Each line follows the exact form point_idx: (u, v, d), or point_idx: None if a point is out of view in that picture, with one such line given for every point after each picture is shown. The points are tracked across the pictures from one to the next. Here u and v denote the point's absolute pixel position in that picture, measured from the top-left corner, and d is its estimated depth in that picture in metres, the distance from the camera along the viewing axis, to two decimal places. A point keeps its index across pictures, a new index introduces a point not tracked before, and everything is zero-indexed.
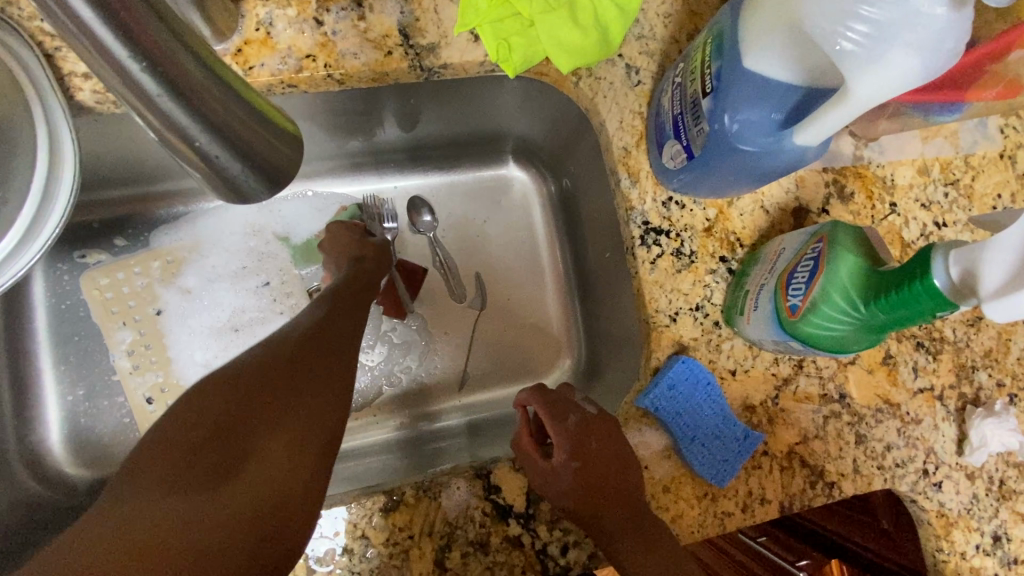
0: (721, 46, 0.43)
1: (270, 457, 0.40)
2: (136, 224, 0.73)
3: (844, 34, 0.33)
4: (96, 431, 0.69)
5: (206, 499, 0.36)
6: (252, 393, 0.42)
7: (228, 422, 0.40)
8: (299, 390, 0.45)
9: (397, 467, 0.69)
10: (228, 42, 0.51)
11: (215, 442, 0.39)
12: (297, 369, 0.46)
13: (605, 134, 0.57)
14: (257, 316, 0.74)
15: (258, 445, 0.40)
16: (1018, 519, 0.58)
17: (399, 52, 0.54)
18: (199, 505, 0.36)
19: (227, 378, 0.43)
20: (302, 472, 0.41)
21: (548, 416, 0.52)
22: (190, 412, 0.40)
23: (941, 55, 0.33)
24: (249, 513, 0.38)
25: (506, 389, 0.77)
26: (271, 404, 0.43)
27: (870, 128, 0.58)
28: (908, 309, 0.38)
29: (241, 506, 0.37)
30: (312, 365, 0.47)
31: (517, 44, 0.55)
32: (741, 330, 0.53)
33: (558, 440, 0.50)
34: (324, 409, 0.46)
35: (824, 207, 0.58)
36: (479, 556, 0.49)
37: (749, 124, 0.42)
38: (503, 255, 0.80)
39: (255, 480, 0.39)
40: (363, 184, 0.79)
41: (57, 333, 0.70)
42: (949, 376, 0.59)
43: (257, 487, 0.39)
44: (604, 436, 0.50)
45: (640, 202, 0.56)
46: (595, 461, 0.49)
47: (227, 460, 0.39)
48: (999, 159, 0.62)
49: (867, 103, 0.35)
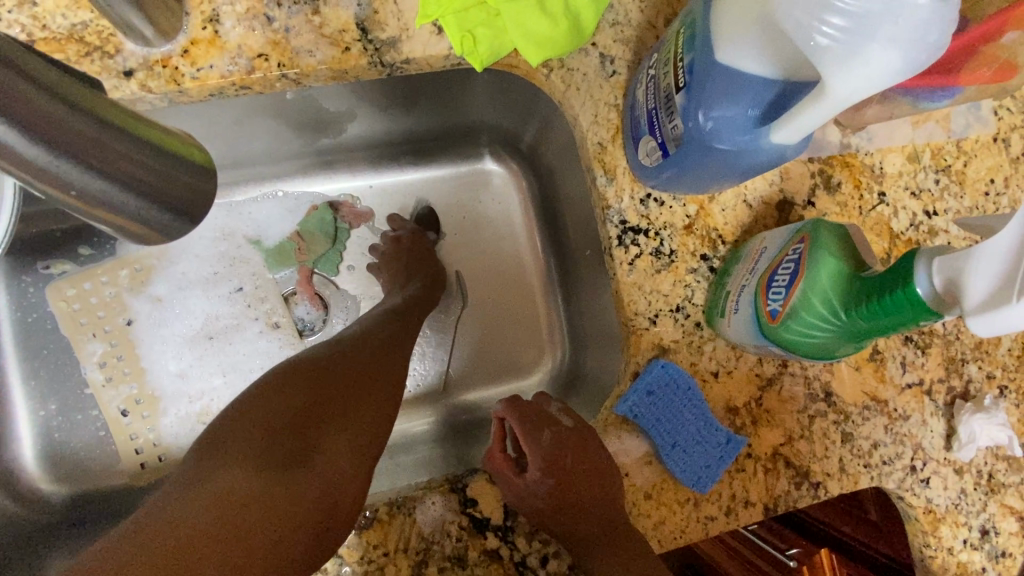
0: (693, 37, 0.40)
1: (334, 461, 0.47)
2: (101, 232, 0.70)
3: (820, 28, 0.30)
4: (72, 445, 0.68)
5: (283, 488, 0.43)
6: (322, 403, 0.49)
7: (302, 424, 0.47)
8: (359, 404, 0.51)
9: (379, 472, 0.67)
10: (174, 43, 0.48)
11: (291, 440, 0.46)
12: (359, 386, 0.52)
13: (579, 128, 0.54)
14: (232, 323, 0.72)
15: (326, 448, 0.47)
16: (1007, 512, 0.57)
17: (357, 48, 0.51)
18: (278, 493, 0.43)
19: (302, 382, 0.50)
20: (360, 478, 0.48)
21: (524, 432, 0.53)
22: (271, 410, 0.47)
23: (924, 49, 0.30)
24: (316, 508, 0.44)
25: (489, 390, 0.76)
26: (336, 417, 0.49)
27: (857, 115, 0.55)
28: (886, 318, 0.36)
29: (310, 500, 0.44)
30: (319, 418, 0.48)
31: (482, 36, 0.52)
32: (723, 332, 0.51)
33: (534, 457, 0.52)
34: (379, 426, 0.52)
35: (810, 198, 0.56)
36: (456, 571, 0.48)
37: (724, 122, 0.39)
38: (482, 252, 0.77)
39: (279, 513, 0.42)
40: (334, 182, 0.76)
41: (25, 347, 0.68)
42: (938, 370, 0.57)
43: (324, 484, 0.45)
44: (576, 450, 0.51)
45: (617, 200, 0.54)
46: (567, 475, 0.50)
47: (300, 457, 0.45)
48: (992, 142, 0.59)
49: (847, 100, 0.32)
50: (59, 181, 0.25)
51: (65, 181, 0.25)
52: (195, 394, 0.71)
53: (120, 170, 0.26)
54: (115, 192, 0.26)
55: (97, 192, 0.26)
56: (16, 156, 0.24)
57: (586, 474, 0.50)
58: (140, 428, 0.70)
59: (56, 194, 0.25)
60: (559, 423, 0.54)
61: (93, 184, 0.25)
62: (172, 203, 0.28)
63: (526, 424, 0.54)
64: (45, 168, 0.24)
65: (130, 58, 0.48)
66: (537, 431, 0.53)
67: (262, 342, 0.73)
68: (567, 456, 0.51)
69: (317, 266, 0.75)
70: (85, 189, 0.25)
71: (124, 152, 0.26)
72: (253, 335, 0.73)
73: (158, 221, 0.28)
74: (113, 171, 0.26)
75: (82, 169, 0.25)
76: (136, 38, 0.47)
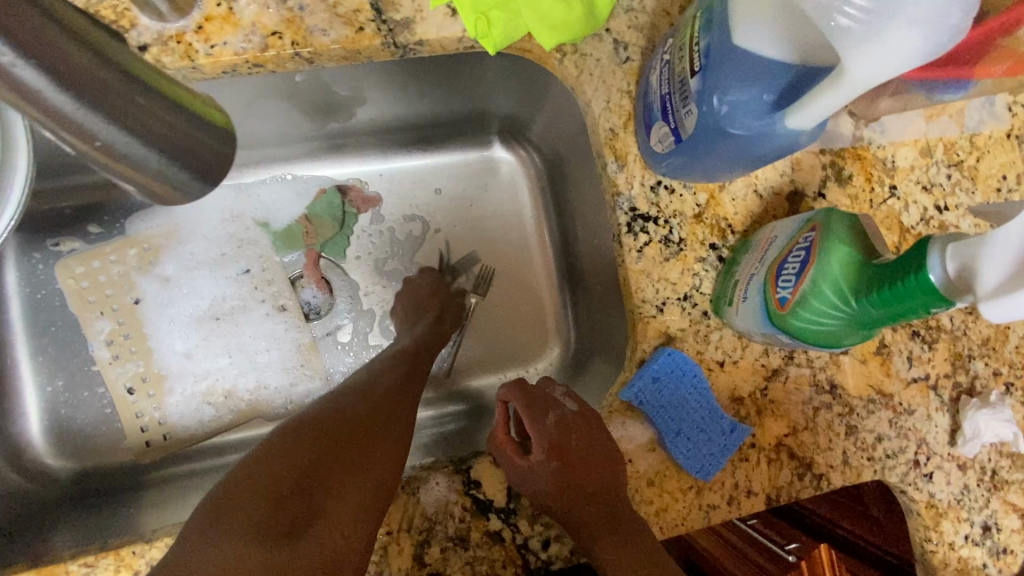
0: (710, 21, 0.40)
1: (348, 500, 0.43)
2: (111, 211, 0.70)
3: (841, 9, 0.30)
4: (78, 421, 0.68)
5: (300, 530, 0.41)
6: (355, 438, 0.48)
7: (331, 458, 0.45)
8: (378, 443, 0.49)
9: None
10: (188, 18, 0.48)
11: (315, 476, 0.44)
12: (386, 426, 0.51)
13: (591, 115, 0.54)
14: (239, 304, 0.73)
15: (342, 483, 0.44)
16: (1009, 509, 0.57)
17: (371, 28, 0.51)
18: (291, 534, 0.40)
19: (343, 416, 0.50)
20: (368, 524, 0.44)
21: (529, 413, 0.54)
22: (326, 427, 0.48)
23: (946, 32, 0.30)
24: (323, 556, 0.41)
25: (493, 377, 0.76)
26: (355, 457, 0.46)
27: (871, 108, 0.54)
28: (902, 305, 0.36)
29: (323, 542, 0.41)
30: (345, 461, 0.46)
31: (497, 19, 0.52)
32: (730, 321, 0.51)
33: (537, 437, 0.52)
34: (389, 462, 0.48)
35: (820, 190, 0.56)
36: (458, 552, 0.48)
37: (738, 106, 0.39)
38: (489, 239, 0.77)
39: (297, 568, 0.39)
40: (343, 166, 0.76)
41: (33, 324, 0.68)
42: (945, 366, 0.57)
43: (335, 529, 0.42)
44: (583, 433, 0.51)
45: (627, 187, 0.54)
46: (573, 458, 0.50)
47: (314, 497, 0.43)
48: (1005, 138, 0.59)
49: (865, 83, 0.32)
50: (86, 132, 0.26)
51: (89, 132, 0.26)
52: (201, 374, 0.71)
53: (139, 122, 0.27)
54: (136, 146, 0.27)
55: (122, 147, 0.27)
56: (45, 104, 0.25)
57: (592, 457, 0.50)
58: (146, 406, 0.70)
59: (83, 145, 0.27)
60: (564, 406, 0.54)
61: (117, 138, 0.26)
62: (197, 163, 0.29)
63: (531, 404, 0.54)
64: (72, 118, 0.26)
65: (145, 33, 0.48)
66: (541, 412, 0.54)
67: (268, 324, 0.73)
68: (573, 439, 0.51)
69: (323, 250, 0.75)
70: (108, 142, 0.26)
71: (146, 107, 0.27)
72: (260, 316, 0.73)
73: (178, 180, 0.29)
74: (137, 127, 0.27)
75: (107, 121, 0.26)
76: (151, 12, 0.47)
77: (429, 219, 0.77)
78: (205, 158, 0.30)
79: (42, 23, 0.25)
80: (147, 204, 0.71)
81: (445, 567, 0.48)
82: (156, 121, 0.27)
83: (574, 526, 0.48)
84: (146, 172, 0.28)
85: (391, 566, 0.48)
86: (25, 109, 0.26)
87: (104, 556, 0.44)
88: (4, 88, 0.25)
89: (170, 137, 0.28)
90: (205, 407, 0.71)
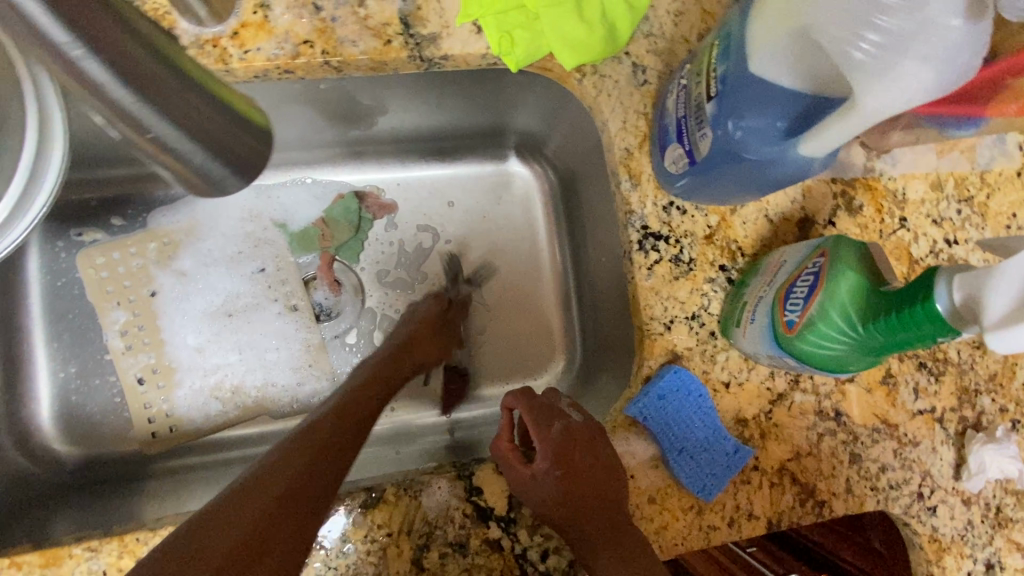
0: (728, 48, 0.41)
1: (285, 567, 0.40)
2: (135, 205, 0.72)
3: (857, 43, 0.31)
4: (87, 409, 0.69)
5: None
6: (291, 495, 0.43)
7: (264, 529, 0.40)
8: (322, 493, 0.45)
9: (389, 461, 0.68)
10: (225, 24, 0.50)
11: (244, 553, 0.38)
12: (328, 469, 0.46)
13: (608, 134, 0.55)
14: (252, 302, 0.74)
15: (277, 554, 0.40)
16: (1013, 548, 0.56)
17: (398, 42, 0.52)
18: None
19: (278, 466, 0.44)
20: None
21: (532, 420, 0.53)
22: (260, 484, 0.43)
23: (959, 67, 0.31)
24: None
25: (495, 388, 0.76)
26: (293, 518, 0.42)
27: (883, 140, 0.55)
28: (908, 334, 0.36)
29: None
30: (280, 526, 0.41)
31: (520, 38, 0.53)
32: (736, 342, 0.52)
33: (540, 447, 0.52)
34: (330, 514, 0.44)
35: (830, 218, 0.56)
36: (456, 558, 0.49)
37: (752, 131, 0.40)
38: (501, 251, 0.78)
39: None
40: (362, 173, 0.78)
41: (52, 311, 0.70)
42: (951, 399, 0.57)
43: None
44: (585, 442, 0.51)
45: (640, 205, 0.55)
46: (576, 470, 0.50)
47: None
48: (1016, 176, 0.59)
49: (879, 115, 0.33)
50: (139, 125, 0.27)
51: (142, 124, 0.28)
52: (210, 368, 0.72)
53: (189, 118, 0.28)
54: (183, 140, 0.28)
55: (173, 140, 0.28)
56: (105, 96, 0.27)
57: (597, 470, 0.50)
58: (155, 397, 0.71)
59: (135, 137, 0.28)
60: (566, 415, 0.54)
61: (169, 131, 0.28)
62: (237, 160, 0.31)
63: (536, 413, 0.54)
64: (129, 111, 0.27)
65: (183, 37, 0.50)
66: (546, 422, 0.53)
67: (279, 323, 0.74)
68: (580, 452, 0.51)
69: (337, 253, 0.76)
70: (159, 136, 0.28)
71: (197, 105, 0.29)
72: (272, 315, 0.74)
73: (215, 174, 0.30)
74: (187, 123, 0.28)
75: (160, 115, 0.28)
76: (190, 17, 0.49)
77: (441, 230, 0.78)
78: (241, 151, 0.31)
79: (109, 24, 0.26)
80: (170, 200, 0.73)
81: (443, 572, 0.48)
82: (204, 118, 0.29)
83: (578, 540, 0.48)
84: (187, 166, 0.29)
85: (389, 569, 0.48)
86: (90, 101, 0.27)
87: (109, 541, 0.45)
88: (70, 80, 0.27)
89: (214, 133, 0.29)
90: (213, 401, 0.72)
